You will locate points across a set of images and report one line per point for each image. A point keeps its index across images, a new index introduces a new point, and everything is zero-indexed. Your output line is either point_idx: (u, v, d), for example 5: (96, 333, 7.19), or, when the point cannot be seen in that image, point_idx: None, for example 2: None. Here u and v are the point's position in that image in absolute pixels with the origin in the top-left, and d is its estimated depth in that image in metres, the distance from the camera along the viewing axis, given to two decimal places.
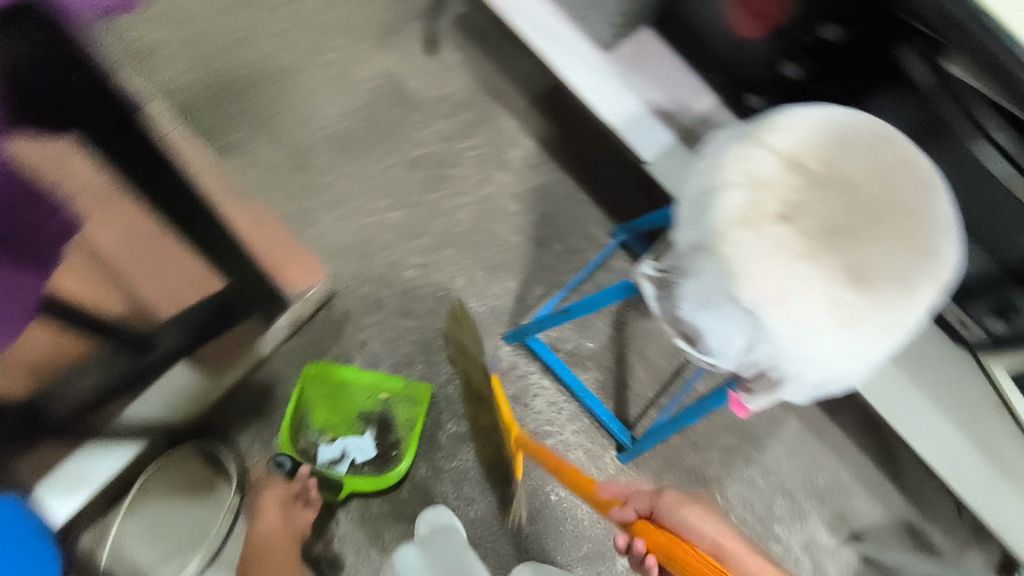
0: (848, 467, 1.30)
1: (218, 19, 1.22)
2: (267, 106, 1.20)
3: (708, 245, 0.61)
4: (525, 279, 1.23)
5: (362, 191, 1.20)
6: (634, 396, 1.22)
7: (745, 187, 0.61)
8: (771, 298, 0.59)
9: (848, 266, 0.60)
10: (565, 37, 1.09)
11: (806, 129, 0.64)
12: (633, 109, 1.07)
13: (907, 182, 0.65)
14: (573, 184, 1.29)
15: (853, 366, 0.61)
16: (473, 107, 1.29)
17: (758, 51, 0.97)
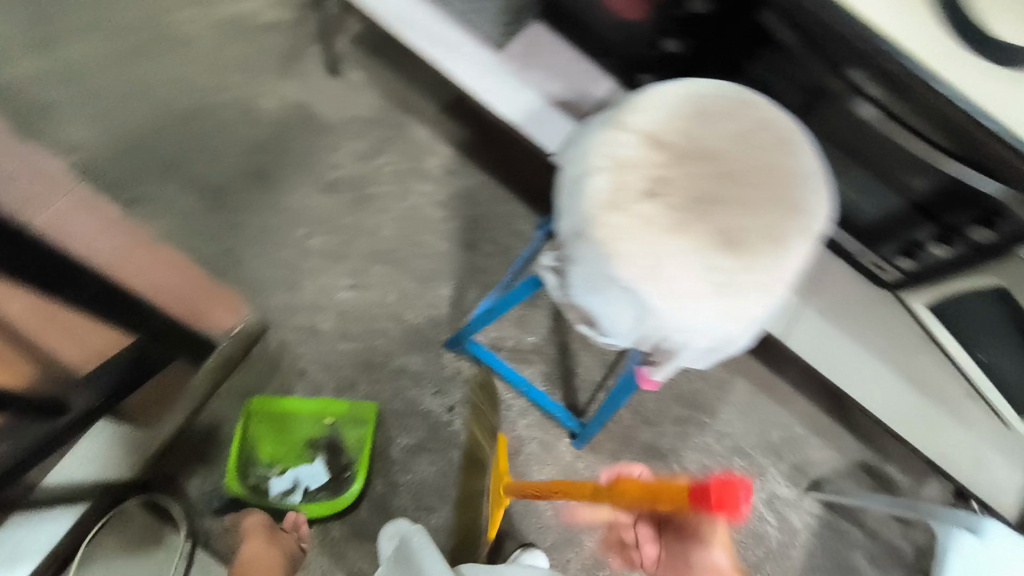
0: (799, 419, 1.34)
1: (113, 72, 1.22)
2: (174, 152, 1.20)
3: (583, 231, 0.63)
4: (458, 284, 1.24)
5: (283, 222, 1.21)
6: (580, 382, 1.24)
7: (609, 170, 0.62)
8: (647, 275, 0.61)
9: (717, 233, 0.62)
10: (456, 44, 1.09)
11: (666, 105, 0.65)
12: (532, 104, 1.08)
13: (771, 143, 0.66)
14: (493, 184, 1.30)
15: (738, 327, 0.63)
16: (384, 123, 1.30)
17: (640, 30, 0.99)
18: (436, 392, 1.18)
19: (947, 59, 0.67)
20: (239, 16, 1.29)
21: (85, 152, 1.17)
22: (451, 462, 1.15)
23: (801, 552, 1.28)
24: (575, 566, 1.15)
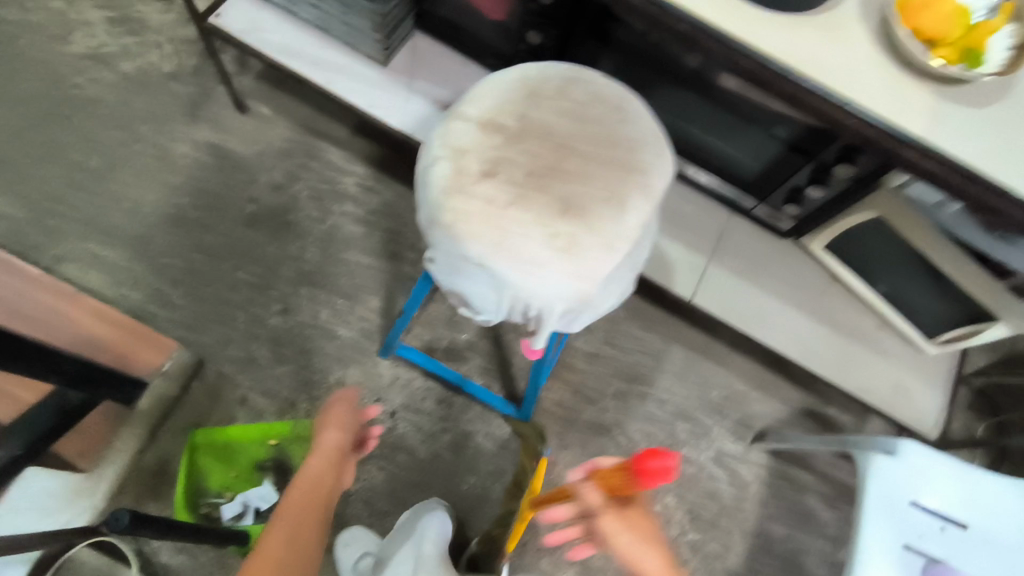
0: (738, 376, 1.39)
1: (24, 141, 1.27)
2: (91, 209, 1.24)
3: (433, 217, 0.68)
4: (386, 294, 1.28)
5: (207, 259, 1.25)
6: (519, 371, 1.28)
7: (449, 159, 0.67)
8: (493, 248, 0.65)
9: (555, 202, 0.67)
10: (342, 65, 1.15)
11: (498, 94, 0.71)
12: (422, 112, 1.14)
13: (601, 114, 0.72)
14: (410, 194, 1.35)
15: (591, 288, 0.67)
16: (296, 151, 1.34)
17: (510, 28, 1.06)
18: (376, 400, 1.22)
19: (726, 13, 0.68)
20: (143, 71, 1.34)
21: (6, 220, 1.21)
22: (400, 465, 1.19)
23: (756, 504, 1.32)
24: (534, 547, 1.19)
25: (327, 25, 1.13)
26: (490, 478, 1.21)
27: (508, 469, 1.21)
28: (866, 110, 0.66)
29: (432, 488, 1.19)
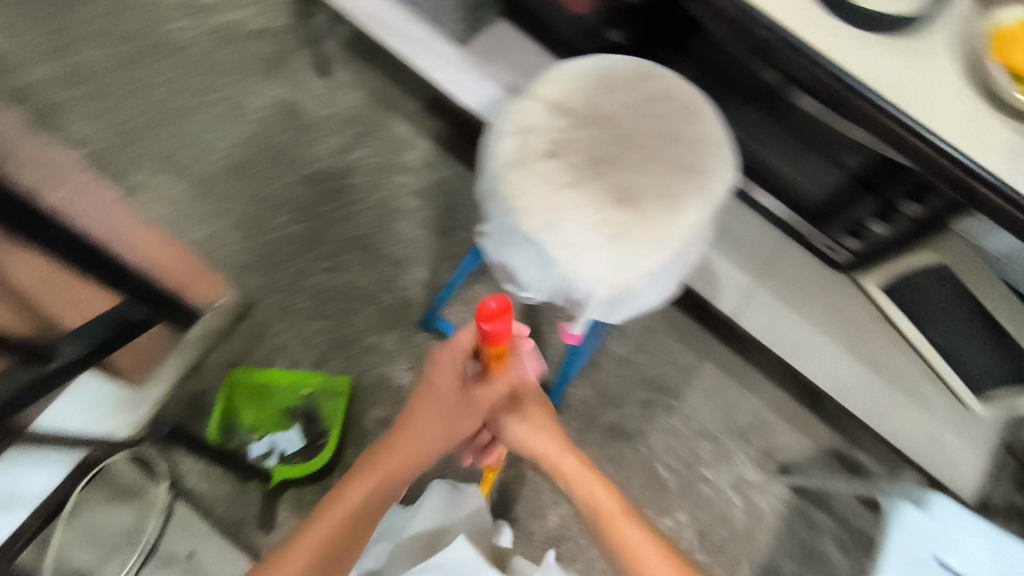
0: (768, 405, 1.36)
1: (116, 75, 1.34)
2: (168, 146, 1.31)
3: (492, 189, 0.69)
4: (432, 268, 1.31)
5: (268, 210, 1.30)
6: (550, 363, 1.30)
7: (514, 135, 0.69)
8: (545, 225, 0.66)
9: (612, 191, 0.67)
10: (423, 40, 1.19)
11: (570, 78, 0.72)
12: (493, 95, 1.16)
13: (667, 113, 0.72)
14: (468, 176, 1.38)
15: (636, 280, 0.68)
16: (366, 119, 1.39)
17: (587, 25, 1.06)
18: (408, 367, 1.24)
19: (809, 24, 0.67)
20: (234, 24, 1.41)
21: (91, 145, 1.29)
22: None
23: (768, 537, 1.29)
24: (538, 538, 1.20)
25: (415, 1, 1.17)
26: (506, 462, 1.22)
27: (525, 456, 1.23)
28: (945, 140, 0.64)
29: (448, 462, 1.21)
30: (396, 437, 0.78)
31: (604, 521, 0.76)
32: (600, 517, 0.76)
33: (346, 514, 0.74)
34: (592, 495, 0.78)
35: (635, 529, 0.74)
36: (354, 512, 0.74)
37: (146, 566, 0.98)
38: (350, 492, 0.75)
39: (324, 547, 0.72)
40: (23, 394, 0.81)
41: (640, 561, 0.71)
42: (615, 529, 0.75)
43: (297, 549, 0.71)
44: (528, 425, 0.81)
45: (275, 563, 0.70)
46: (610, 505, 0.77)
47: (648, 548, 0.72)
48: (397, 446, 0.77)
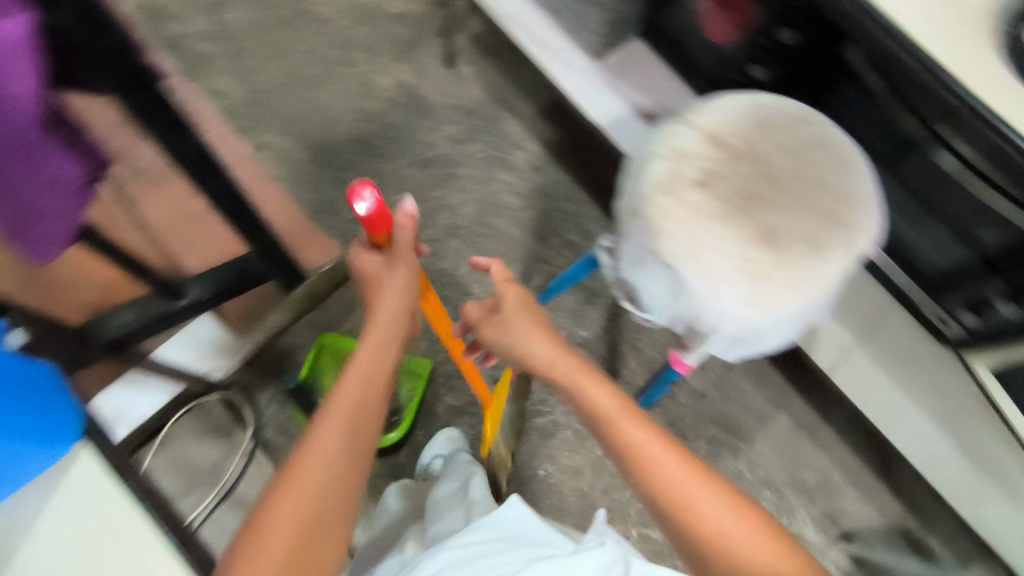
0: (839, 468, 1.31)
1: (260, 38, 1.41)
2: (296, 111, 1.37)
3: (636, 209, 0.70)
4: (523, 269, 1.33)
5: (378, 187, 1.34)
6: (624, 383, 1.30)
7: (667, 159, 0.69)
8: (685, 253, 0.66)
9: (758, 230, 0.67)
10: (558, 48, 1.21)
11: (729, 110, 0.71)
12: (618, 113, 1.17)
13: (821, 159, 0.71)
14: (571, 185, 1.39)
15: (767, 321, 0.67)
16: (482, 114, 1.42)
17: (729, 56, 1.06)
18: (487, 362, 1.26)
19: (1004, 95, 0.63)
20: (373, 4, 1.46)
21: (227, 99, 1.36)
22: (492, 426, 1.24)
23: None
24: None
25: (557, 6, 1.18)
26: (566, 473, 1.22)
27: (585, 470, 1.23)
28: None
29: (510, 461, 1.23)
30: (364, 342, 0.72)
31: (602, 422, 0.67)
32: (597, 416, 0.68)
33: (347, 416, 0.65)
34: (589, 400, 0.69)
35: (638, 426, 0.66)
36: (351, 412, 0.65)
37: (220, 505, 1.05)
38: (340, 397, 0.66)
39: (339, 450, 0.62)
40: (142, 323, 0.87)
41: (646, 459, 0.63)
42: (613, 428, 0.67)
43: (313, 457, 0.61)
44: (514, 333, 0.76)
45: (290, 476, 0.60)
46: (607, 402, 0.69)
47: (653, 445, 0.64)
48: (367, 347, 0.71)
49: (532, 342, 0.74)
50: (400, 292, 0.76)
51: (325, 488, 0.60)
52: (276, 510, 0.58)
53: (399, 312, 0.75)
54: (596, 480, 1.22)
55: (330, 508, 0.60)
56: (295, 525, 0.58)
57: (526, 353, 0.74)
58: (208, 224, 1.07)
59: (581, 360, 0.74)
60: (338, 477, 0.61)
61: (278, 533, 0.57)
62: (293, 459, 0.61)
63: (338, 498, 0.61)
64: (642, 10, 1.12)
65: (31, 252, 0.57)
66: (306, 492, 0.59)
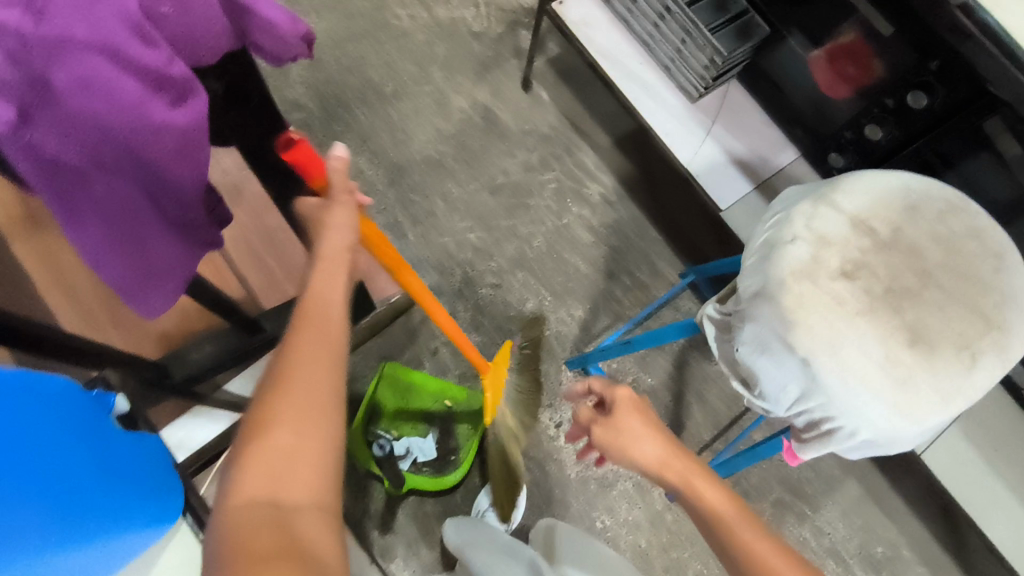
0: (909, 542, 1.23)
1: (338, 49, 1.37)
2: (370, 127, 1.33)
3: (768, 294, 0.64)
4: (591, 308, 1.27)
5: (448, 212, 1.30)
6: (689, 435, 1.23)
7: (808, 243, 0.64)
8: (826, 348, 0.61)
9: (904, 330, 0.62)
10: (650, 84, 1.13)
11: (874, 193, 0.66)
12: (713, 158, 1.10)
13: (974, 254, 0.65)
14: (645, 222, 1.33)
15: (909, 429, 0.62)
16: (558, 141, 1.36)
17: (841, 113, 1.01)
18: (549, 405, 1.22)
19: None
20: (454, 21, 1.42)
21: (301, 111, 1.33)
22: (551, 471, 1.19)
23: None
24: None
25: (655, 44, 1.11)
26: (625, 527, 1.17)
27: (645, 525, 1.18)
28: None
29: (567, 509, 1.17)
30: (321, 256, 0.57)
31: (719, 533, 0.62)
32: (716, 526, 0.63)
33: (326, 316, 0.52)
34: (706, 503, 0.64)
35: (761, 538, 0.60)
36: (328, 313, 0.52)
37: None
38: (313, 300, 0.53)
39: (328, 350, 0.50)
40: (220, 358, 0.84)
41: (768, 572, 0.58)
42: (730, 536, 0.61)
43: (297, 360, 0.48)
44: (626, 435, 0.71)
45: (275, 383, 0.47)
46: (727, 511, 0.63)
47: (776, 559, 0.59)
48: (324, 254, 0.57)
49: (642, 440, 0.70)
50: (343, 217, 0.60)
51: (322, 393, 0.47)
52: (266, 422, 0.45)
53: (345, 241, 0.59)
54: (656, 537, 1.17)
55: (331, 409, 0.48)
56: (294, 432, 0.45)
57: (640, 456, 0.70)
58: (282, 245, 1.03)
59: (695, 462, 0.69)
60: (331, 377, 0.49)
61: (274, 445, 0.45)
62: (275, 368, 0.48)
63: (338, 398, 0.48)
64: (746, 52, 1.04)
65: (141, 307, 0.50)
66: (309, 395, 0.47)
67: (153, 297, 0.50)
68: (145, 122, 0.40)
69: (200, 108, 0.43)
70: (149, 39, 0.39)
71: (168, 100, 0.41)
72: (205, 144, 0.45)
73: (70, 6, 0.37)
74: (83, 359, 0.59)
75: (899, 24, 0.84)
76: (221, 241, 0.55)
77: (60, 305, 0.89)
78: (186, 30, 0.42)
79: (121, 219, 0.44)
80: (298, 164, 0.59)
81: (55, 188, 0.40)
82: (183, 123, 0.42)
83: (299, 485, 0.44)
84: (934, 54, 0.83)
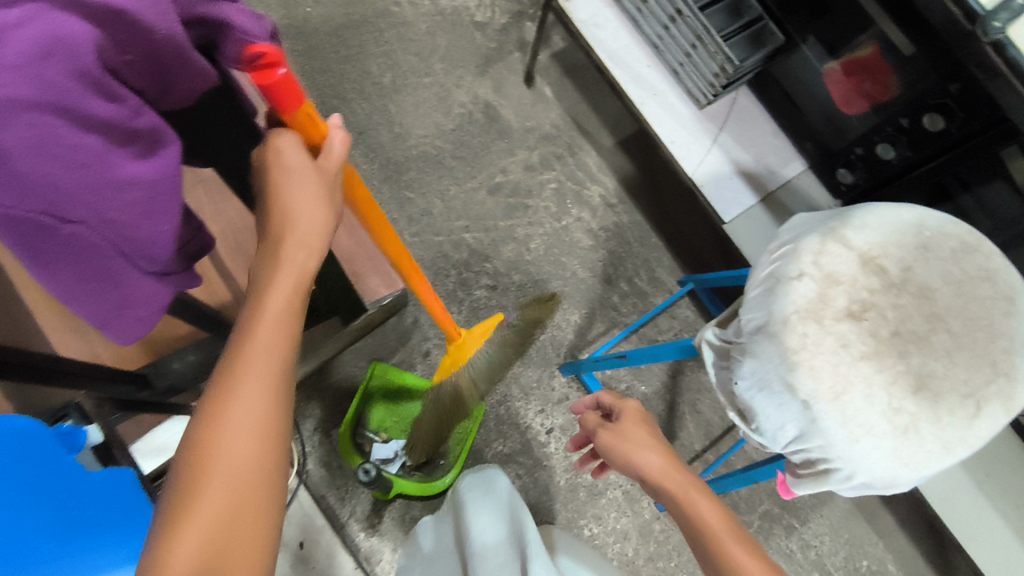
0: (895, 558, 1.22)
1: (337, 38, 1.33)
2: (367, 120, 1.29)
3: (771, 331, 0.62)
4: (586, 313, 1.25)
5: (444, 211, 1.27)
6: (681, 445, 1.22)
7: (816, 281, 0.62)
8: (829, 394, 0.59)
9: (911, 375, 0.60)
10: (657, 88, 1.10)
11: (886, 230, 0.64)
12: (718, 168, 1.07)
13: (987, 298, 0.63)
14: (646, 227, 1.30)
15: (906, 474, 0.60)
16: (561, 140, 1.33)
17: (852, 127, 0.99)
18: (540, 410, 1.20)
19: None
20: (458, 11, 1.37)
21: None
22: (540, 476, 1.18)
23: None
24: None
25: (664, 47, 1.07)
26: (613, 536, 1.17)
27: (632, 535, 1.17)
28: None
29: (555, 517, 1.17)
30: (280, 267, 0.51)
31: (708, 545, 0.61)
32: (708, 538, 0.62)
33: (278, 360, 0.47)
34: (697, 516, 0.63)
35: (750, 556, 0.59)
36: (282, 355, 0.48)
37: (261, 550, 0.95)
38: (265, 338, 0.47)
39: (279, 401, 0.46)
40: (201, 367, 0.86)
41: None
42: (720, 549, 0.60)
43: (245, 414, 0.44)
44: (626, 442, 0.70)
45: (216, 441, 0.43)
46: (718, 526, 0.62)
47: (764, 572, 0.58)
48: (285, 267, 0.51)
49: (642, 449, 0.69)
50: (315, 182, 0.52)
51: (266, 456, 0.45)
52: (207, 481, 0.42)
53: (315, 249, 0.53)
54: (642, 545, 1.16)
55: (267, 475, 0.45)
56: (230, 501, 0.43)
57: (639, 464, 0.68)
58: None
59: (692, 474, 0.67)
60: (277, 432, 0.46)
61: (214, 509, 0.42)
62: (217, 418, 0.44)
63: (279, 456, 0.46)
64: (759, 59, 1.00)
65: (115, 332, 0.48)
66: (246, 458, 0.44)
67: (127, 324, 0.48)
68: (108, 177, 0.39)
69: (170, 158, 0.43)
70: (110, 94, 0.38)
71: (134, 152, 0.41)
72: (173, 198, 0.44)
73: (15, 66, 0.35)
74: (65, 382, 0.58)
75: (918, 43, 0.82)
76: (198, 278, 0.54)
77: (42, 307, 0.86)
78: (155, 68, 0.41)
79: (83, 267, 0.43)
80: (272, 91, 0.48)
81: (17, 234, 0.39)
82: (150, 176, 0.42)
83: (236, 552, 0.42)
84: (956, 78, 0.80)
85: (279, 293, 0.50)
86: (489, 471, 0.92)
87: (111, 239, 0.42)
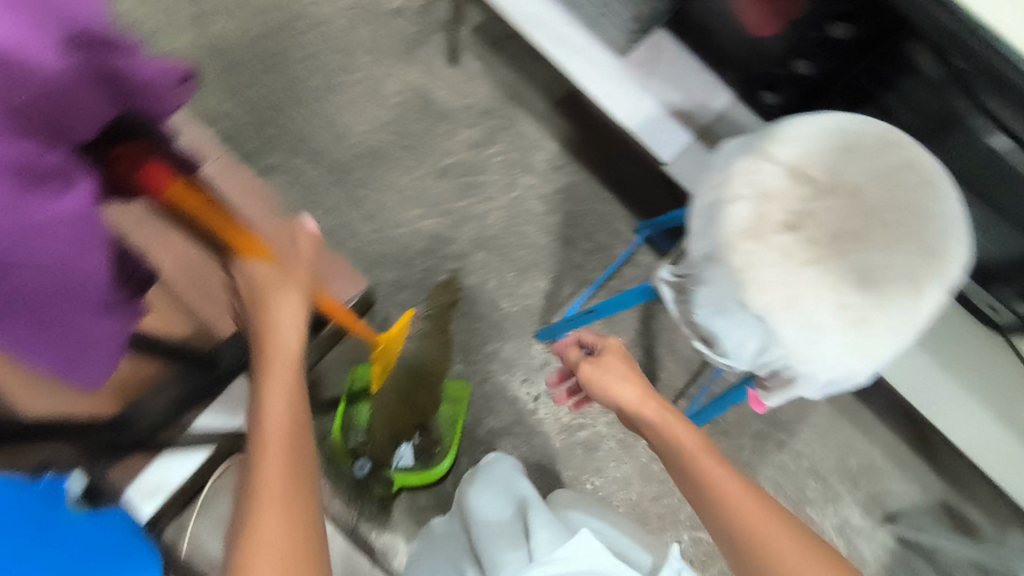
0: (882, 450, 1.28)
1: (257, 49, 1.31)
2: (305, 126, 1.28)
3: (717, 255, 0.65)
4: (554, 278, 1.27)
5: (397, 203, 1.27)
6: (665, 385, 1.26)
7: (752, 200, 0.65)
8: (781, 304, 0.63)
9: (856, 271, 0.63)
10: (579, 45, 1.11)
11: (811, 140, 0.67)
12: (650, 113, 1.09)
13: (915, 184, 0.66)
14: (597, 183, 1.32)
15: (863, 363, 0.64)
16: (499, 114, 1.33)
17: (772, 49, 0.98)
18: (524, 379, 1.23)
19: None
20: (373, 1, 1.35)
21: (230, 120, 1.27)
22: (536, 441, 1.21)
23: None
24: None
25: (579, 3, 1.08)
26: (615, 484, 1.21)
27: (634, 479, 1.21)
28: None
29: (558, 477, 1.20)
30: (274, 360, 0.65)
31: (682, 460, 0.65)
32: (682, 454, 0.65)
33: (292, 425, 0.61)
34: (673, 437, 0.66)
35: (718, 465, 0.63)
36: (290, 424, 0.61)
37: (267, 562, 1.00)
38: (272, 425, 0.60)
39: (295, 460, 0.59)
40: (179, 403, 0.86)
41: (719, 493, 0.61)
42: (691, 465, 0.64)
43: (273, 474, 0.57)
44: (603, 376, 0.73)
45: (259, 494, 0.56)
46: (690, 441, 0.66)
47: (731, 481, 0.62)
48: (276, 357, 0.65)
49: (620, 382, 0.71)
50: (291, 300, 0.68)
51: (300, 497, 0.58)
52: (257, 529, 0.55)
53: (294, 339, 0.67)
54: (645, 488, 1.20)
55: (304, 511, 0.57)
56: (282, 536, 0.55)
57: (618, 396, 0.71)
58: None
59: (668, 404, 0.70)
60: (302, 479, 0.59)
61: (269, 550, 0.54)
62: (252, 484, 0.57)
63: (308, 495, 0.58)
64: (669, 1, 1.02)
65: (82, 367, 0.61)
66: (284, 503, 0.56)
67: (89, 358, 0.60)
68: (44, 219, 0.51)
69: (82, 190, 0.54)
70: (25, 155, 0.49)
71: (54, 196, 0.52)
72: (95, 231, 0.55)
73: None
74: None
75: None
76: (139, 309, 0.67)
77: None
78: (55, 128, 0.53)
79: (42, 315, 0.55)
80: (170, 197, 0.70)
81: None
82: (74, 213, 0.53)
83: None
84: None
85: (279, 375, 0.64)
86: (495, 459, 0.91)
87: (60, 284, 0.54)
